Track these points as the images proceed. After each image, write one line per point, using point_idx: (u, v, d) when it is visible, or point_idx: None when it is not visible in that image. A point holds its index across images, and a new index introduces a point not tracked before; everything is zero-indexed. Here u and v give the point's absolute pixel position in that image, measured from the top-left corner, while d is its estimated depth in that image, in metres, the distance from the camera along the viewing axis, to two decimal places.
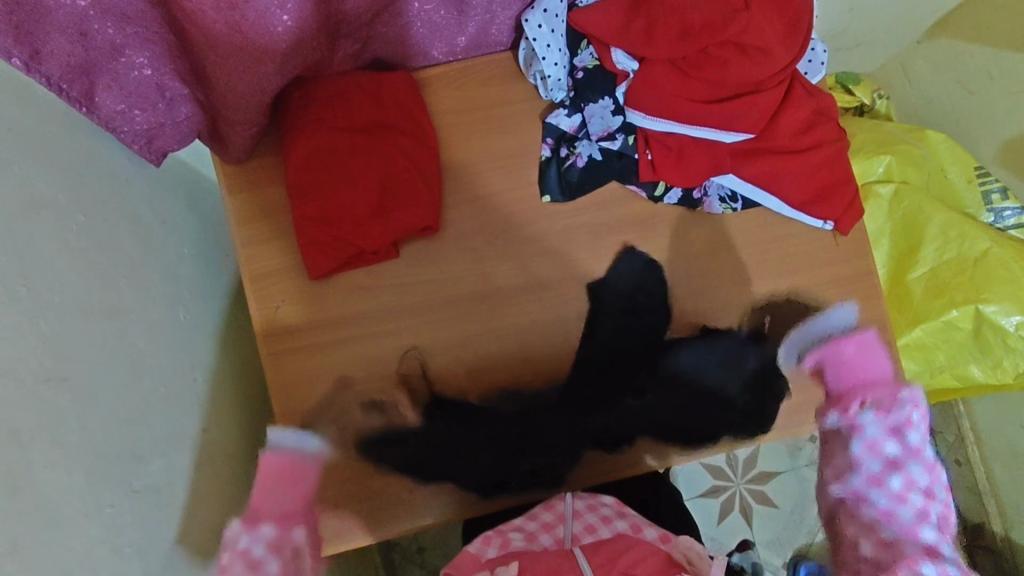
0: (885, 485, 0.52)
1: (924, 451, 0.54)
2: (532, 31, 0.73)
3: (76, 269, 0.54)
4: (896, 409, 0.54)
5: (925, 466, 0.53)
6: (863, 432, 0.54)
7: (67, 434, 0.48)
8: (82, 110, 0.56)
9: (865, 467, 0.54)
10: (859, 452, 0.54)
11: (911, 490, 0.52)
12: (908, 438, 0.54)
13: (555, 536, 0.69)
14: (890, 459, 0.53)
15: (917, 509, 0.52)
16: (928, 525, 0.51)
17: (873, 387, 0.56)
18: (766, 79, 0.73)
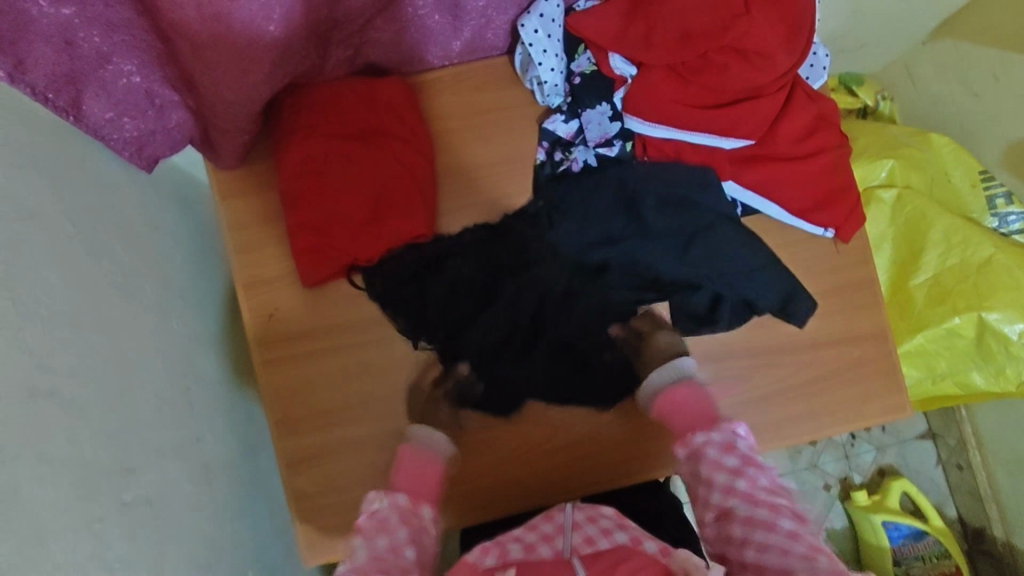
0: (735, 491, 0.64)
1: (754, 455, 0.67)
2: (526, 36, 0.71)
3: (63, 279, 0.53)
4: (725, 425, 0.69)
5: (761, 466, 0.66)
6: (704, 455, 0.68)
7: (54, 451, 0.47)
8: (70, 120, 0.55)
9: (718, 481, 0.65)
10: (712, 471, 0.66)
11: (758, 490, 0.64)
12: (737, 448, 0.67)
13: (555, 547, 0.68)
14: (732, 468, 0.66)
15: (765, 502, 0.63)
16: (788, 517, 0.62)
17: (699, 421, 0.70)
18: (766, 84, 0.72)
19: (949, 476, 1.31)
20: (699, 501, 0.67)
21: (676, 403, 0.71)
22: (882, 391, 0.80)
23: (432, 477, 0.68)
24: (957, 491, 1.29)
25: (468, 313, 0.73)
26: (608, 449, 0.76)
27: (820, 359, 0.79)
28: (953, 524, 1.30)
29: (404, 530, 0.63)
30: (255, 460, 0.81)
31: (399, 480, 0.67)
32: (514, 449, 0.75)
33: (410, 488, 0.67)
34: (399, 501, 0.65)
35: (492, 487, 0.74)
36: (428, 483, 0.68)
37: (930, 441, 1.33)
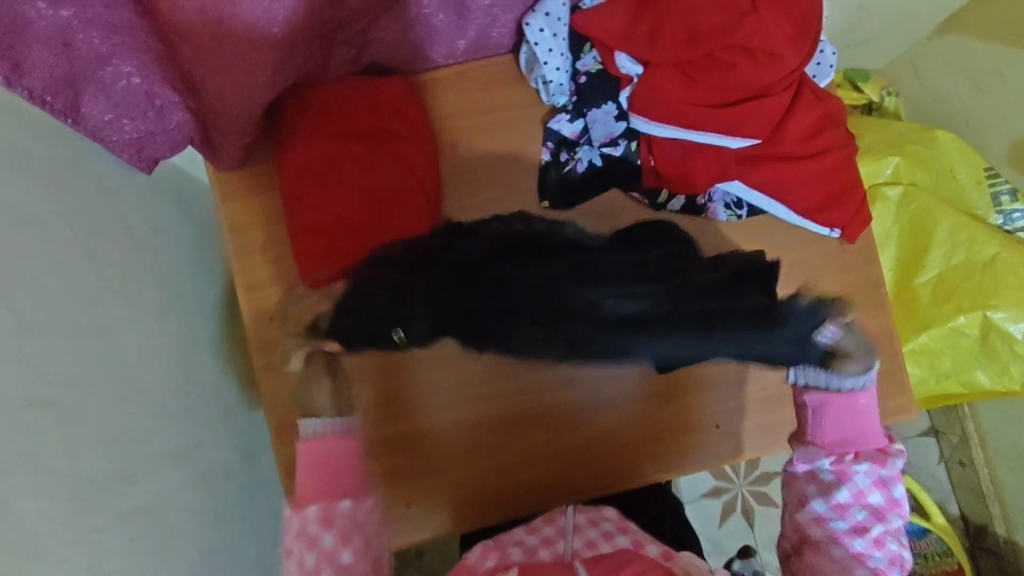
0: (865, 527, 0.62)
1: (900, 501, 0.64)
2: (533, 35, 0.71)
3: (62, 288, 0.52)
4: (887, 465, 0.63)
5: (900, 517, 0.63)
6: (854, 482, 0.63)
7: (49, 461, 0.47)
8: (68, 121, 0.54)
9: (853, 515, 0.62)
10: (848, 501, 0.62)
11: (887, 536, 0.63)
12: (891, 490, 0.63)
13: (555, 551, 0.66)
14: (875, 507, 0.63)
15: (883, 553, 0.62)
16: (896, 567, 0.62)
17: (868, 445, 0.64)
18: (774, 82, 0.71)
19: (952, 474, 1.30)
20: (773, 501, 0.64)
21: (837, 405, 0.63)
22: (887, 392, 0.79)
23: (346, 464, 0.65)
24: (959, 488, 1.29)
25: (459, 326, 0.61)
26: (607, 454, 0.76)
27: None
28: (955, 522, 1.29)
29: (332, 536, 0.62)
30: (256, 462, 0.81)
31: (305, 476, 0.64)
32: (514, 456, 0.75)
33: (317, 487, 0.64)
34: (314, 510, 0.63)
35: (497, 487, 0.74)
36: (342, 475, 0.64)
37: (933, 438, 1.32)
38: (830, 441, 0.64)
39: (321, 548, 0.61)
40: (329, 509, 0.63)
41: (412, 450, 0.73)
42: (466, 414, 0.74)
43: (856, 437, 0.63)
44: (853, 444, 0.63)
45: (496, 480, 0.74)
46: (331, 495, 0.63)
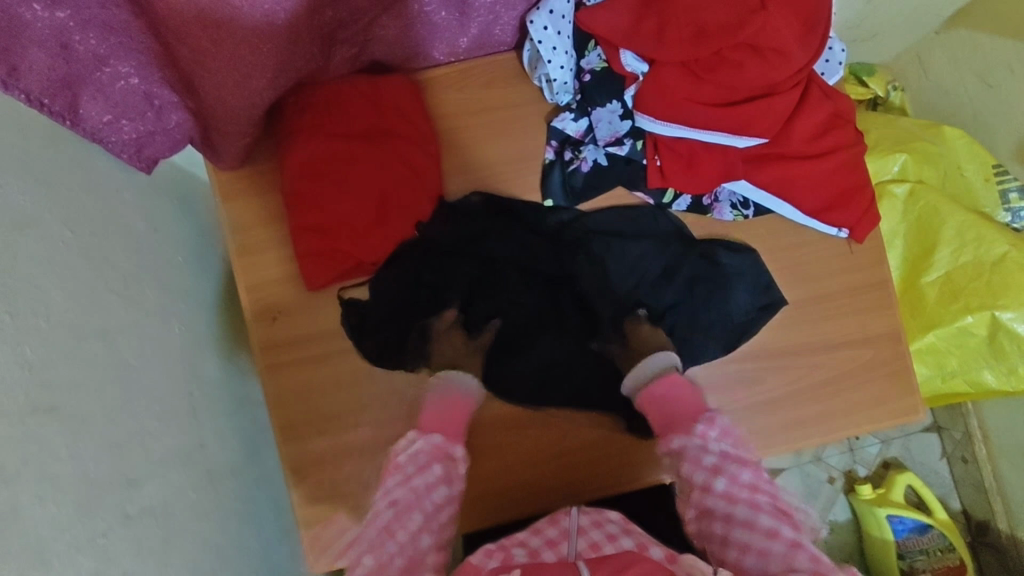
0: (713, 488, 0.64)
1: (734, 454, 0.67)
2: (537, 33, 0.70)
3: (63, 291, 0.52)
4: (695, 432, 0.68)
5: (742, 467, 0.66)
6: (684, 454, 0.67)
7: (54, 467, 0.46)
8: (66, 124, 0.53)
9: (697, 480, 0.65)
10: (692, 468, 0.66)
11: (736, 487, 0.64)
12: (716, 448, 0.67)
13: (559, 552, 0.67)
14: (711, 467, 0.66)
15: (746, 498, 0.63)
16: (767, 514, 0.62)
17: (685, 416, 0.70)
18: (781, 81, 0.70)
19: (954, 469, 1.30)
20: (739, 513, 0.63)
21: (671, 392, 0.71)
22: (894, 392, 0.79)
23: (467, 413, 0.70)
24: (962, 483, 1.29)
25: (479, 329, 0.75)
26: (615, 454, 0.75)
27: (833, 360, 0.78)
28: (957, 516, 1.30)
29: (439, 466, 0.65)
30: (261, 461, 0.81)
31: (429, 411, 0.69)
32: (523, 455, 0.74)
33: (438, 421, 0.68)
34: (435, 440, 0.66)
35: (503, 490, 0.74)
36: (458, 419, 0.69)
37: (935, 434, 1.32)
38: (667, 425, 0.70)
39: (428, 475, 0.64)
40: (445, 444, 0.67)
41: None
42: (476, 415, 0.74)
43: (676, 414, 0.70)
44: (669, 424, 0.70)
45: (502, 483, 0.74)
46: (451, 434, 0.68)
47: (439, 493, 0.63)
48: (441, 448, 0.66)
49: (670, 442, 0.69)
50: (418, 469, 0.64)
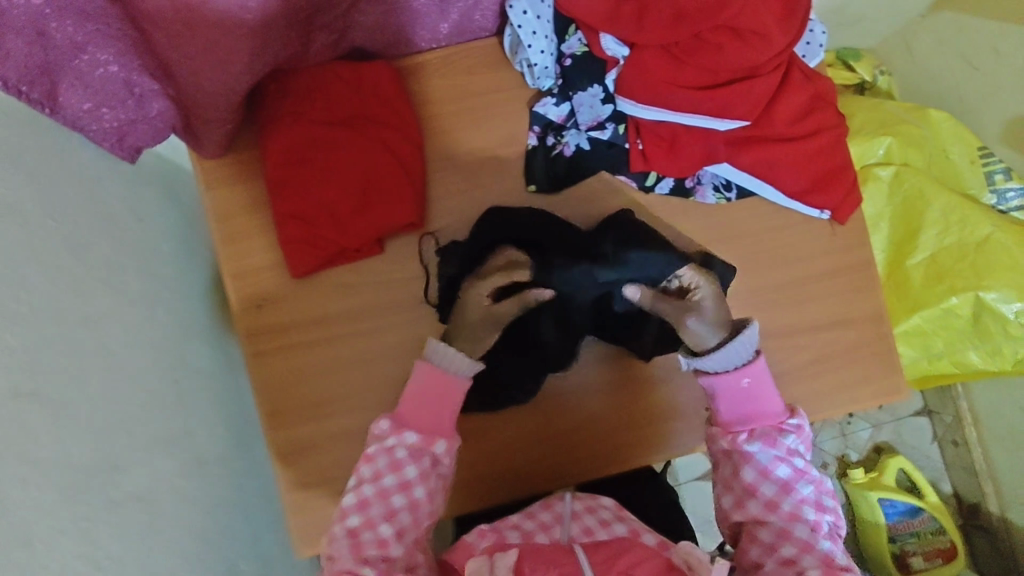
0: (779, 506, 0.62)
1: (809, 471, 0.64)
2: (516, 17, 0.71)
3: (45, 279, 0.52)
4: (777, 443, 0.64)
5: (812, 484, 0.63)
6: (755, 460, 0.63)
7: (36, 451, 0.46)
8: (45, 111, 0.53)
9: (763, 494, 0.62)
10: (758, 481, 0.63)
11: (803, 506, 0.62)
12: (795, 462, 0.63)
13: (552, 536, 0.69)
14: (782, 482, 0.62)
15: (808, 521, 0.61)
16: (823, 536, 0.61)
17: (761, 420, 0.65)
18: (763, 63, 0.70)
19: (946, 453, 1.31)
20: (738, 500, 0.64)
21: (752, 389, 0.65)
22: (880, 372, 0.79)
23: (455, 402, 0.63)
24: (953, 467, 1.30)
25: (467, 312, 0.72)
26: (606, 435, 0.76)
27: (817, 342, 0.79)
28: (949, 500, 1.31)
29: (415, 467, 0.60)
30: (251, 449, 0.82)
31: (404, 401, 0.63)
32: (518, 442, 0.75)
33: (417, 418, 0.62)
34: (410, 437, 0.61)
35: (492, 474, 0.75)
36: (430, 413, 0.63)
37: (926, 418, 1.33)
38: (735, 423, 0.65)
39: (401, 477, 0.60)
40: (425, 442, 0.61)
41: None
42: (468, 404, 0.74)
43: (750, 414, 0.65)
44: (744, 422, 0.65)
45: (490, 467, 0.75)
46: (432, 432, 0.62)
47: (416, 495, 0.60)
48: (422, 447, 0.61)
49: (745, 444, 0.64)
50: (391, 469, 0.60)
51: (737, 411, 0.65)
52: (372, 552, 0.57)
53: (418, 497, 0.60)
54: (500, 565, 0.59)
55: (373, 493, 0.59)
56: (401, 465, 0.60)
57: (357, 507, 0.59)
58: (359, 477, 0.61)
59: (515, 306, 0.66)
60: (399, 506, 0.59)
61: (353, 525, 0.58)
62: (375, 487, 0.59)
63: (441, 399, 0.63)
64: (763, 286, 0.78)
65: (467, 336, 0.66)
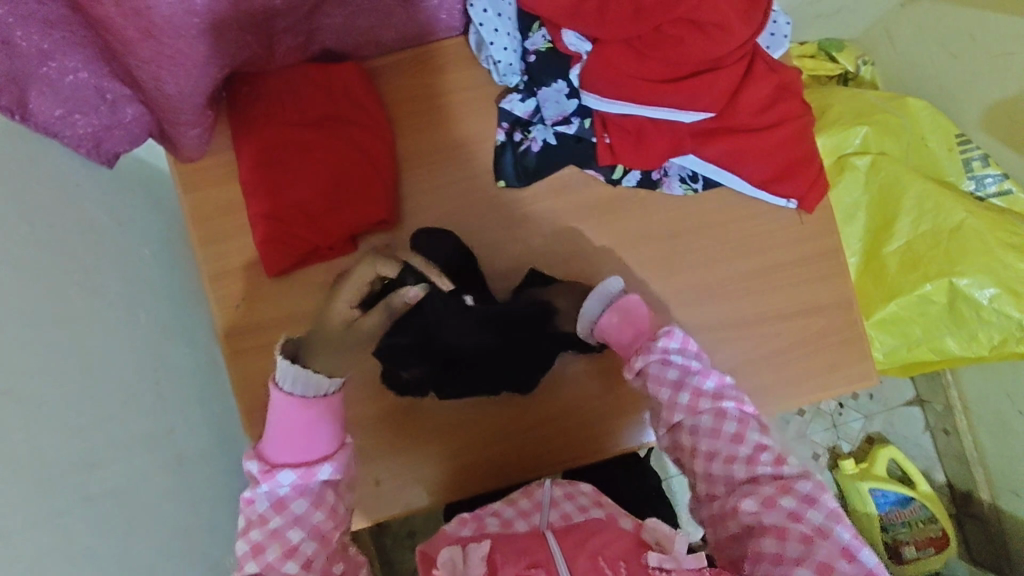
0: (678, 404, 0.64)
1: (692, 363, 0.65)
2: (477, 16, 0.72)
3: (23, 280, 0.54)
4: (652, 345, 0.65)
5: (701, 375, 0.65)
6: (648, 369, 0.66)
7: (13, 444, 0.48)
8: (16, 118, 0.55)
9: (663, 398, 0.64)
10: (656, 387, 0.65)
11: (699, 399, 0.64)
12: (676, 361, 0.65)
13: (532, 522, 0.70)
14: (675, 382, 0.65)
15: (710, 410, 0.64)
16: (728, 422, 0.63)
17: (642, 333, 0.67)
18: (724, 55, 0.71)
19: (938, 441, 1.31)
20: (657, 410, 0.66)
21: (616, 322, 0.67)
22: (852, 360, 0.80)
23: (331, 423, 0.59)
24: (946, 456, 1.30)
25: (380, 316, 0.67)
26: (583, 419, 0.78)
27: (788, 331, 0.80)
28: (941, 488, 1.31)
29: (302, 499, 0.57)
30: (233, 446, 0.84)
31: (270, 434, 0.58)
32: (500, 429, 0.77)
33: (290, 453, 0.57)
34: (293, 471, 0.57)
35: (471, 466, 0.76)
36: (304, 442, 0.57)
37: (918, 407, 1.33)
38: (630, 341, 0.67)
39: (290, 513, 0.56)
40: (306, 475, 0.57)
41: (402, 424, 0.75)
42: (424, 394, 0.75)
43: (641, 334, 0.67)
44: (628, 344, 0.67)
45: (468, 459, 0.76)
46: (311, 459, 0.58)
47: (313, 521, 0.57)
48: (304, 482, 0.57)
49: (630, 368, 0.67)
50: (275, 508, 0.56)
51: (622, 342, 0.67)
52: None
53: (316, 523, 0.57)
54: (472, 557, 0.60)
55: (264, 536, 0.55)
56: (287, 503, 0.57)
57: (252, 553, 0.55)
58: (245, 521, 0.56)
59: (379, 317, 0.64)
60: (297, 541, 0.55)
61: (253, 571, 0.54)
62: (264, 529, 0.56)
63: (318, 426, 0.58)
64: (734, 276, 0.79)
65: (327, 349, 0.62)
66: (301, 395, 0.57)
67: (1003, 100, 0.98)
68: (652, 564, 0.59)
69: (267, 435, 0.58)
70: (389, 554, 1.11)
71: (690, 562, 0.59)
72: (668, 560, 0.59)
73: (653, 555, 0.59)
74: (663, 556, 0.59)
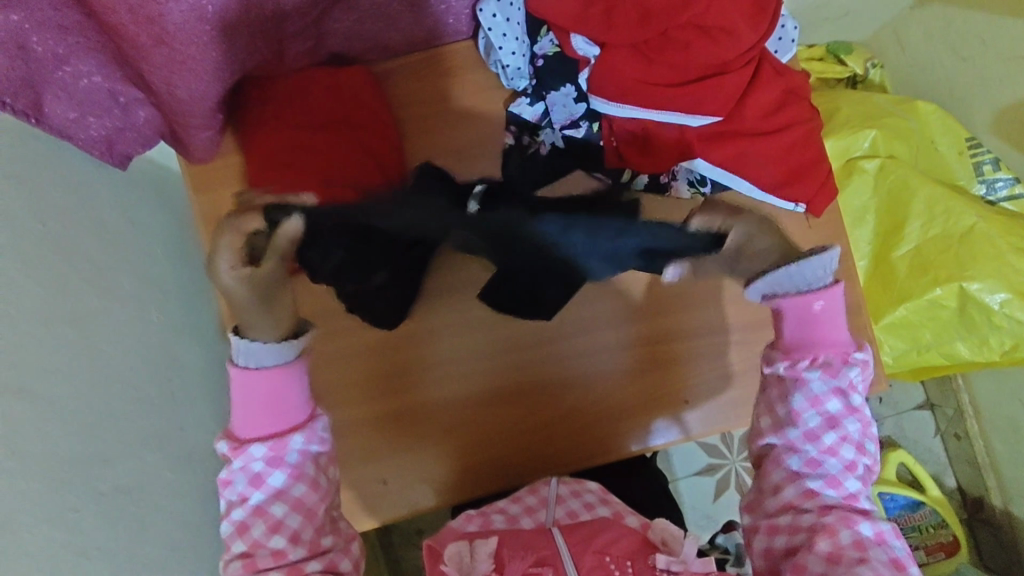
0: (819, 437, 0.61)
1: (859, 411, 0.62)
2: (487, 20, 0.73)
3: (37, 282, 0.55)
4: (840, 374, 0.62)
5: (858, 423, 0.62)
6: (807, 388, 0.62)
7: (25, 445, 0.49)
8: (32, 121, 0.56)
9: (806, 423, 0.62)
10: (801, 409, 0.62)
11: (842, 443, 0.61)
12: (849, 397, 0.62)
13: (537, 519, 0.70)
14: (829, 415, 0.61)
15: (845, 456, 0.61)
16: (852, 475, 0.61)
17: (828, 351, 0.63)
18: (731, 60, 0.71)
19: (948, 446, 1.30)
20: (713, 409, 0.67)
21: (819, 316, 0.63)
22: None
23: (297, 391, 0.58)
24: (956, 461, 1.29)
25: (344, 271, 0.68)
26: (587, 422, 0.78)
27: None
28: (952, 494, 1.30)
29: (278, 472, 0.57)
30: None
31: (244, 413, 0.57)
32: (501, 432, 0.77)
33: (257, 429, 0.57)
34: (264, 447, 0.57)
35: (476, 468, 0.76)
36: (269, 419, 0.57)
37: (929, 411, 1.32)
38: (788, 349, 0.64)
39: (268, 489, 0.57)
40: (276, 448, 0.57)
41: (408, 423, 0.76)
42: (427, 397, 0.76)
43: (817, 341, 0.63)
44: (802, 350, 0.63)
45: (472, 463, 0.76)
46: (280, 430, 0.58)
47: (293, 494, 0.57)
48: (276, 454, 0.57)
49: (775, 364, 0.64)
50: (254, 485, 0.57)
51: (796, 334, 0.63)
52: (271, 564, 0.56)
53: (298, 496, 0.57)
54: (480, 551, 0.60)
55: (246, 514, 0.57)
56: (263, 478, 0.57)
57: (238, 532, 0.57)
58: (227, 503, 0.58)
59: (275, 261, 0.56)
60: (280, 515, 0.56)
61: (241, 549, 0.57)
62: (246, 507, 0.57)
63: (281, 398, 0.57)
64: None
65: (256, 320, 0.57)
66: (254, 369, 0.57)
67: (1014, 103, 0.97)
68: (659, 566, 0.59)
69: (233, 415, 0.58)
70: (395, 554, 1.11)
71: (697, 566, 0.59)
72: (676, 563, 0.60)
73: (661, 557, 0.60)
74: (670, 559, 0.60)
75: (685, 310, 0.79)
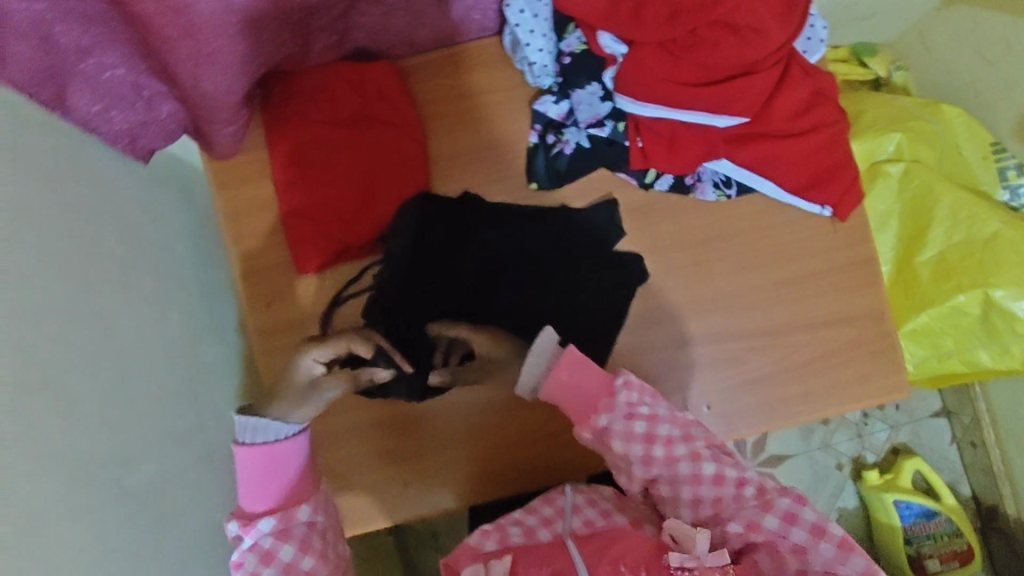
0: (654, 460, 0.66)
1: (648, 416, 0.67)
2: (514, 16, 0.72)
3: (62, 275, 0.54)
4: (615, 404, 0.66)
5: (666, 425, 0.67)
6: (613, 431, 0.66)
7: (50, 441, 0.48)
8: (57, 114, 0.55)
9: (636, 455, 0.66)
10: (625, 444, 0.66)
11: (673, 452, 0.66)
12: (642, 413, 0.66)
13: (554, 530, 0.66)
14: (643, 436, 0.66)
15: (685, 456, 0.66)
16: (708, 463, 0.66)
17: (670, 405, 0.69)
18: (760, 60, 0.70)
19: (964, 454, 1.29)
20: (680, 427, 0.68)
21: None
22: (885, 369, 0.79)
23: (298, 464, 0.64)
24: (972, 469, 1.27)
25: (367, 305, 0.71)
26: None
27: (819, 339, 0.78)
28: (966, 502, 1.28)
29: (290, 545, 0.61)
30: None
31: (247, 487, 0.62)
32: (522, 432, 0.76)
33: (266, 503, 0.62)
34: (275, 518, 0.61)
35: (496, 469, 0.76)
36: (272, 482, 0.62)
37: (945, 419, 1.31)
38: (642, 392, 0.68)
39: (279, 563, 0.60)
40: (284, 519, 0.62)
41: (426, 424, 0.75)
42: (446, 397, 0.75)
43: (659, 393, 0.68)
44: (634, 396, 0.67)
45: (493, 464, 0.76)
46: (286, 504, 0.63)
47: (303, 568, 0.61)
48: (284, 526, 0.62)
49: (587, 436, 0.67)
50: (263, 562, 0.60)
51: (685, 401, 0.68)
52: None
53: (307, 569, 0.61)
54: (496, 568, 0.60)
55: None
56: (273, 552, 0.60)
57: None
58: None
59: (344, 383, 0.65)
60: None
61: None
62: None
63: (285, 470, 0.63)
64: (762, 288, 0.78)
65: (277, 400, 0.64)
66: (260, 443, 0.62)
67: None
68: (673, 564, 0.60)
69: (239, 494, 0.62)
70: (409, 554, 1.11)
71: (711, 561, 0.61)
72: (690, 559, 0.60)
73: (675, 556, 0.60)
74: (684, 556, 0.60)
75: (704, 315, 0.77)
